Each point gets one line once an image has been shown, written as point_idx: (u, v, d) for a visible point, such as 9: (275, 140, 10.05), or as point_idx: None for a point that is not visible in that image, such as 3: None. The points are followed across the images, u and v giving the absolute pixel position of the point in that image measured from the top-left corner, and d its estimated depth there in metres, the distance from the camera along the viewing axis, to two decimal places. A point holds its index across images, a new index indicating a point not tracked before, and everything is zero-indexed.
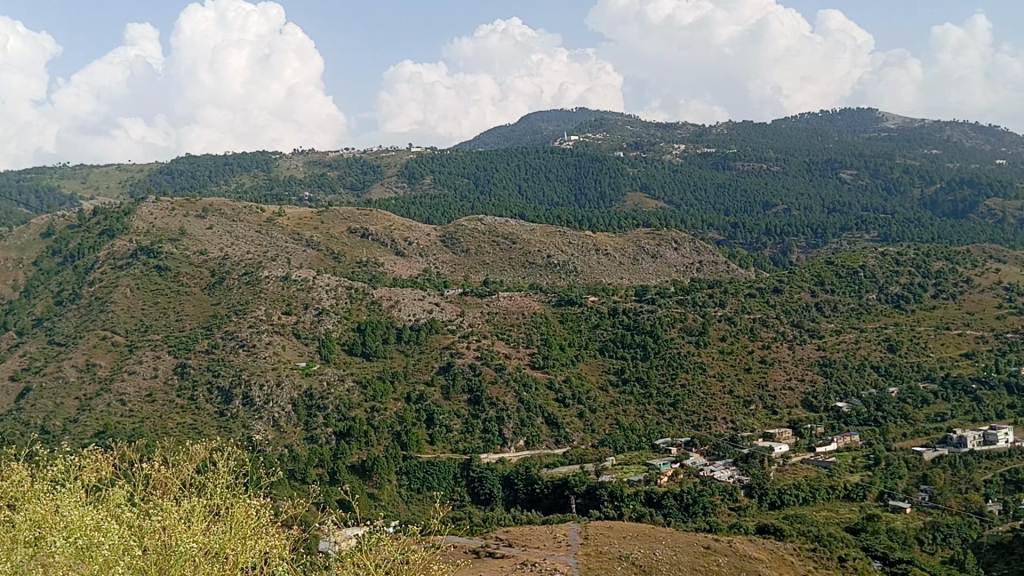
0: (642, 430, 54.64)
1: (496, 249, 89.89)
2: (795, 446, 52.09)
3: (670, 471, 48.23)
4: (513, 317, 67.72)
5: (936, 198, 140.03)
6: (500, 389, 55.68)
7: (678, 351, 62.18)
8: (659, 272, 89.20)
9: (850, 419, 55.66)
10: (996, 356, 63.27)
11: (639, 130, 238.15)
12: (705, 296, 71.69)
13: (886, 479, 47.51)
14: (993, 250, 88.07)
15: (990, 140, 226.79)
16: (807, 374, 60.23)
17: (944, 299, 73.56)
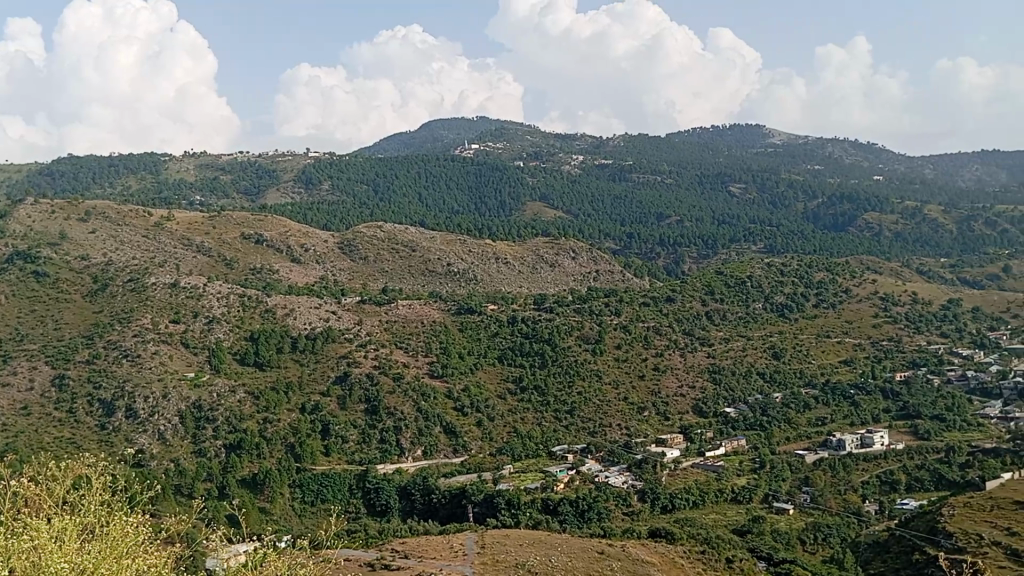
0: (539, 437, 50.55)
1: (397, 257, 83.97)
2: (686, 450, 49.43)
3: (565, 479, 44.75)
4: (412, 326, 60.41)
5: (818, 212, 143.96)
6: (398, 398, 50.55)
7: (575, 358, 57.67)
8: (557, 281, 86.33)
9: (737, 423, 53.26)
10: (874, 363, 63.23)
11: (539, 141, 238.03)
12: (600, 303, 67.80)
13: (770, 482, 45.31)
14: (871, 262, 90.58)
15: (868, 157, 237.40)
16: (697, 381, 57.75)
17: (825, 308, 73.95)
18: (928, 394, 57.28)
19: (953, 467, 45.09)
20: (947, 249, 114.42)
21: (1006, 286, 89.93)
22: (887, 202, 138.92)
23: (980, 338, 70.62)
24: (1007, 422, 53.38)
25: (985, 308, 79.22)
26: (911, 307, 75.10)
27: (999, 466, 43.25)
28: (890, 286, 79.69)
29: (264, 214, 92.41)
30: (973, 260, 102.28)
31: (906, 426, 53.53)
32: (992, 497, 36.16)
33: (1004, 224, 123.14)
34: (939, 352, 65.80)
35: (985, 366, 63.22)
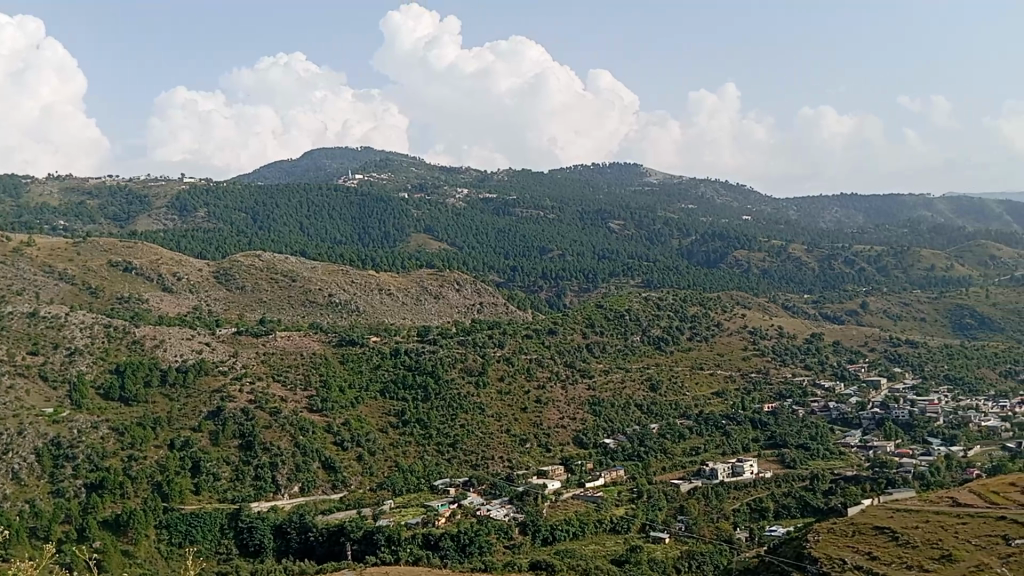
0: (421, 471, 49.10)
1: (275, 287, 80.92)
2: (567, 482, 49.09)
3: (447, 512, 43.65)
4: (290, 357, 58.41)
5: (693, 249, 149.61)
6: (275, 433, 48.39)
7: (458, 391, 56.88)
8: (442, 313, 85.55)
9: (615, 454, 53.84)
10: (742, 395, 65.52)
11: (425, 173, 237.92)
12: (484, 336, 67.77)
13: (648, 511, 45.07)
14: (741, 297, 94.73)
15: (738, 198, 249.83)
16: (578, 414, 58.31)
17: (698, 341, 76.39)
18: (793, 424, 59.90)
19: (817, 495, 45.93)
20: (809, 286, 120.72)
21: (863, 320, 95.24)
22: (755, 240, 145.41)
23: (840, 371, 74.25)
24: (867, 451, 55.62)
25: (844, 342, 83.46)
26: (777, 342, 79.02)
27: (859, 492, 44.06)
28: (757, 320, 83.69)
29: (135, 241, 87.87)
30: (832, 296, 108.18)
31: (773, 455, 55.54)
32: (854, 522, 32.14)
33: (861, 263, 133.63)
34: (802, 385, 68.99)
35: (843, 398, 66.90)
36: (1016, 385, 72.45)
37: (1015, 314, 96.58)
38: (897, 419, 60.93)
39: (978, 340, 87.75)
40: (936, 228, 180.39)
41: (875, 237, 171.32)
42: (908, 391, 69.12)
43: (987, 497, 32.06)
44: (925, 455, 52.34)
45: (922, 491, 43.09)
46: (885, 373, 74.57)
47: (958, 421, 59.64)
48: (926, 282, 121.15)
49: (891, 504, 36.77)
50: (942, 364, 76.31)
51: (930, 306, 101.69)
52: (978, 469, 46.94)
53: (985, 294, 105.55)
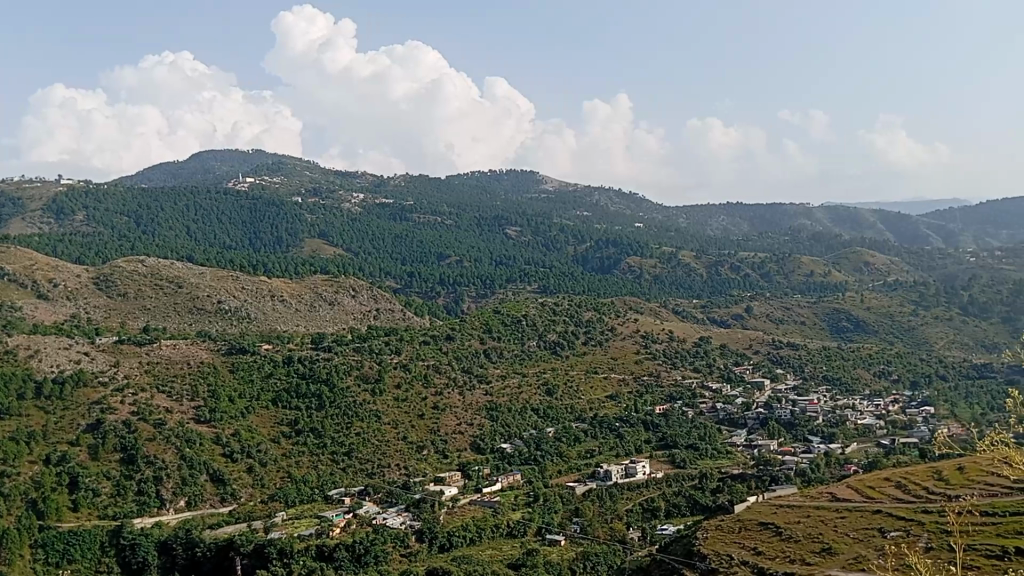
0: (314, 482, 48.00)
1: (160, 294, 77.56)
2: (463, 488, 48.94)
3: (341, 522, 42.83)
4: (176, 367, 56.04)
5: (588, 255, 152.21)
6: (159, 445, 46.26)
7: (353, 399, 55.90)
8: (336, 320, 83.90)
9: (512, 459, 54.04)
10: (635, 397, 66.99)
11: (319, 177, 233.34)
12: (380, 342, 66.89)
13: (544, 514, 45.45)
14: (634, 302, 96.97)
15: (631, 206, 256.16)
16: (475, 419, 58.32)
17: (593, 346, 77.64)
18: (683, 425, 61.69)
19: (705, 492, 47.24)
20: (698, 291, 124.69)
21: (748, 324, 99.09)
22: (647, 246, 149.15)
23: (727, 373, 76.92)
24: (752, 449, 57.81)
25: (731, 345, 86.56)
26: (668, 346, 81.30)
27: (745, 489, 45.63)
28: (649, 325, 85.91)
29: (4, 245, 82.49)
30: (719, 301, 112.10)
31: (665, 455, 56.98)
32: (740, 519, 33.39)
33: (746, 269, 139.05)
34: (691, 387, 71.15)
35: (730, 399, 69.33)
36: (887, 385, 76.84)
37: (886, 318, 102.51)
38: (779, 418, 63.65)
39: (853, 343, 92.62)
40: (815, 236, 189.59)
41: (758, 245, 178.64)
42: (790, 391, 72.26)
43: (863, 492, 33.86)
44: (806, 452, 54.83)
45: (803, 487, 45.11)
46: (769, 374, 77.70)
47: (836, 420, 62.71)
48: (806, 287, 127.13)
49: (774, 500, 38.37)
50: (821, 365, 80.14)
51: (810, 310, 106.71)
52: (855, 465, 49.51)
53: (860, 299, 111.64)
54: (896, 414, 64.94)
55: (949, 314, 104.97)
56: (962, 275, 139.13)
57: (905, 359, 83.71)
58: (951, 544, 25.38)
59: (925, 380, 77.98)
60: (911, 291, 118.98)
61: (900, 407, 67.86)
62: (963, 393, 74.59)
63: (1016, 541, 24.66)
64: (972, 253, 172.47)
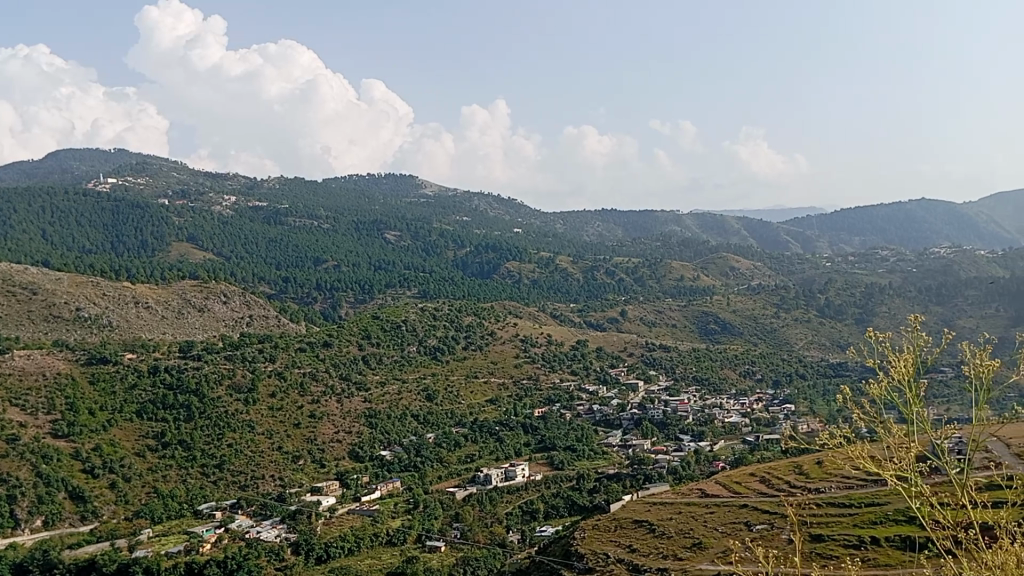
0: (183, 497, 45.85)
1: (11, 300, 72.26)
2: (342, 497, 48.02)
3: (212, 538, 41.15)
4: (30, 379, 52.31)
5: (467, 260, 152.52)
6: (12, 462, 42.95)
7: (225, 410, 53.85)
8: (207, 327, 80.57)
9: (392, 466, 53.43)
10: (514, 401, 67.54)
11: (188, 178, 223.73)
12: (253, 350, 64.69)
13: (424, 520, 45.14)
14: (513, 307, 97.93)
15: (510, 211, 258.83)
16: (354, 427, 57.33)
17: (472, 350, 77.88)
18: (561, 427, 62.70)
19: (583, 493, 48.05)
20: (575, 295, 127.24)
21: (623, 327, 101.87)
22: (525, 251, 150.95)
23: (603, 376, 78.69)
24: (627, 449, 59.35)
25: (606, 348, 88.79)
26: (546, 349, 82.58)
27: (620, 488, 46.70)
28: (528, 329, 86.97)
29: None
30: (595, 305, 114.70)
31: (543, 458, 57.71)
32: (616, 517, 34.28)
33: (620, 273, 143.08)
34: (569, 390, 72.45)
35: (606, 401, 70.99)
36: (752, 384, 80.64)
37: (750, 320, 107.68)
38: (653, 418, 65.72)
39: (721, 344, 96.78)
40: (684, 242, 196.91)
41: (632, 250, 184.01)
42: (662, 392, 74.80)
43: (732, 487, 35.42)
44: (678, 451, 56.76)
45: (675, 485, 46.68)
46: (643, 375, 80.01)
47: (705, 419, 65.21)
48: (677, 291, 131.90)
49: (649, 499, 39.53)
50: (691, 366, 83.34)
51: (680, 313, 110.94)
52: (723, 462, 51.73)
53: (726, 303, 116.89)
54: (760, 412, 68.17)
55: (807, 316, 111.32)
56: (818, 279, 147.77)
57: (768, 359, 88.13)
58: (810, 535, 26.85)
59: (786, 378, 82.27)
60: (773, 294, 125.38)
61: (764, 406, 71.35)
62: (820, 390, 79.21)
63: (870, 530, 26.34)
64: (827, 258, 183.37)
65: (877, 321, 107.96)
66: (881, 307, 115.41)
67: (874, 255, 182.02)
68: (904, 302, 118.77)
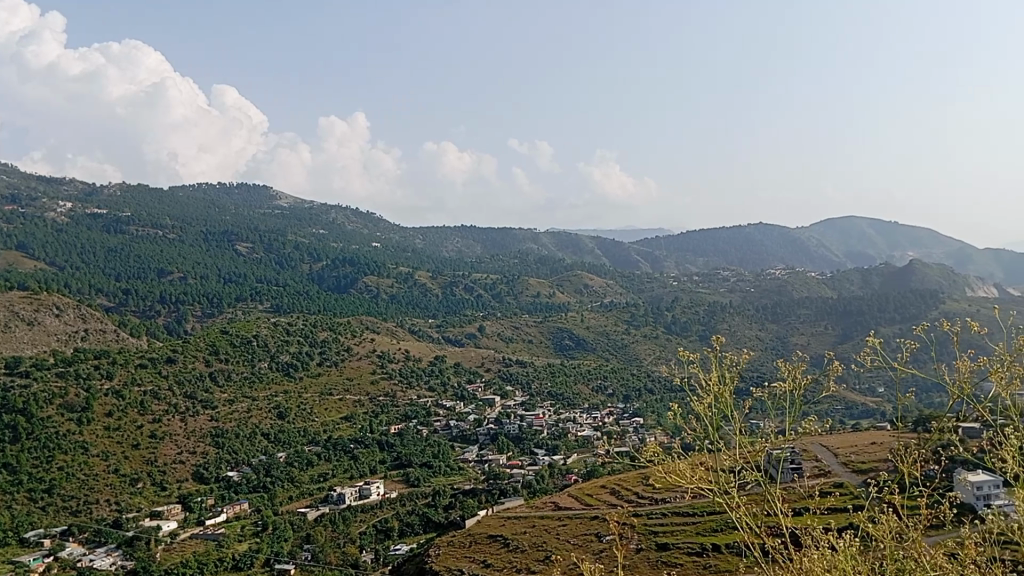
0: (6, 524, 41.88)
1: None
2: (184, 521, 45.58)
3: (40, 568, 37.99)
4: None
5: (322, 273, 149.01)
6: None
7: (55, 430, 49.91)
8: (38, 342, 73.20)
9: (239, 487, 51.21)
10: (370, 418, 66.38)
11: (17, 181, 207.10)
12: (89, 366, 60.40)
13: (273, 543, 43.40)
14: (369, 322, 96.53)
15: (369, 224, 255.65)
16: (199, 447, 54.72)
17: (327, 366, 76.07)
18: (417, 444, 62.26)
19: (438, 510, 47.56)
20: (433, 310, 126.92)
21: (480, 343, 102.38)
22: (383, 266, 149.27)
23: (460, 392, 78.67)
24: (483, 464, 59.53)
25: (464, 364, 89.06)
26: (404, 365, 81.98)
27: (475, 504, 46.62)
28: (385, 345, 86.00)
29: None
30: (453, 320, 114.67)
31: (399, 475, 57.05)
32: (471, 533, 34.35)
33: (478, 289, 144.03)
34: (425, 405, 72.09)
35: (463, 416, 71.12)
36: (604, 398, 82.92)
37: (602, 336, 110.92)
38: (508, 433, 66.39)
39: (575, 360, 99.15)
40: (541, 260, 200.90)
41: (491, 267, 185.81)
42: (518, 407, 75.72)
43: (583, 499, 36.32)
44: (532, 465, 57.54)
45: (529, 499, 47.23)
46: (499, 391, 80.56)
47: (559, 433, 66.38)
48: (533, 307, 134.13)
49: (502, 514, 39.89)
50: (546, 382, 84.82)
51: (536, 329, 112.91)
52: (575, 475, 52.88)
53: (581, 319, 119.99)
54: (611, 425, 70.13)
55: (656, 333, 115.97)
56: (666, 297, 154.45)
57: (619, 374, 91.01)
58: (656, 545, 27.82)
59: (635, 393, 85.10)
60: (625, 310, 129.92)
61: (615, 419, 73.57)
62: (667, 403, 82.55)
63: (711, 537, 27.59)
64: (674, 277, 191.86)
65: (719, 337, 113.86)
66: (724, 324, 121.78)
67: (716, 275, 192.02)
68: (744, 319, 125.92)
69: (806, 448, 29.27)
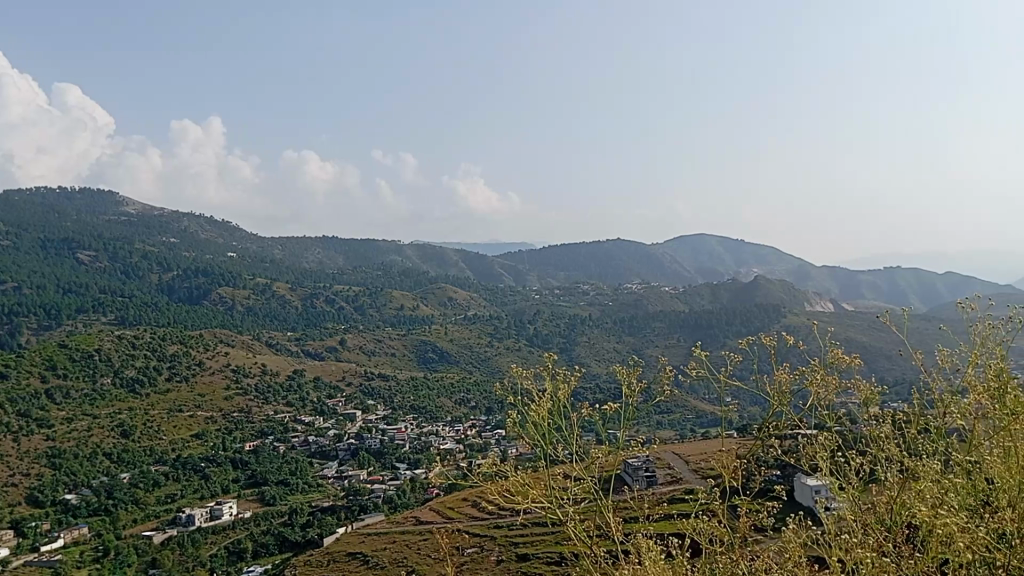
0: None
1: None
2: (16, 548, 42.08)
3: None
4: None
5: (173, 284, 141.77)
6: None
7: None
8: None
9: (78, 510, 47.68)
10: (223, 435, 63.51)
11: None
12: None
13: (115, 569, 40.64)
14: (223, 335, 92.58)
15: (224, 233, 245.90)
16: (33, 469, 50.81)
17: (177, 381, 72.34)
18: (273, 461, 60.10)
19: (295, 528, 45.80)
20: (292, 323, 123.25)
21: (341, 356, 100.20)
22: (239, 277, 143.65)
23: (319, 407, 76.59)
24: (342, 480, 58.04)
25: (323, 378, 87.01)
26: (260, 380, 79.24)
27: (334, 522, 45.35)
28: (241, 359, 82.81)
29: None
30: (313, 334, 111.72)
31: (253, 494, 54.87)
32: (330, 552, 33.55)
33: (339, 302, 141.36)
34: (283, 421, 69.89)
35: (322, 433, 69.31)
36: (467, 411, 82.84)
37: (465, 350, 111.09)
38: (369, 448, 65.22)
39: (438, 372, 98.74)
40: (404, 272, 199.41)
41: (353, 279, 182.64)
42: (380, 421, 74.51)
43: (444, 513, 36.07)
44: (393, 480, 56.64)
45: (390, 515, 46.56)
46: (360, 406, 78.93)
47: (421, 446, 65.59)
48: (395, 320, 132.83)
49: (362, 531, 39.09)
50: (408, 396, 83.95)
51: (399, 343, 111.81)
52: (437, 489, 52.50)
53: (444, 332, 119.73)
54: (473, 437, 70.02)
55: (518, 346, 117.30)
56: (528, 311, 156.82)
57: (481, 387, 91.36)
58: (516, 556, 28.05)
59: (498, 405, 85.52)
60: (487, 324, 130.71)
61: (477, 431, 73.53)
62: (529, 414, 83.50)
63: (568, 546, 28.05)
64: (536, 292, 195.11)
65: (578, 350, 116.26)
66: (583, 337, 124.74)
67: (576, 289, 196.59)
68: (603, 332, 129.62)
69: (660, 457, 30.30)
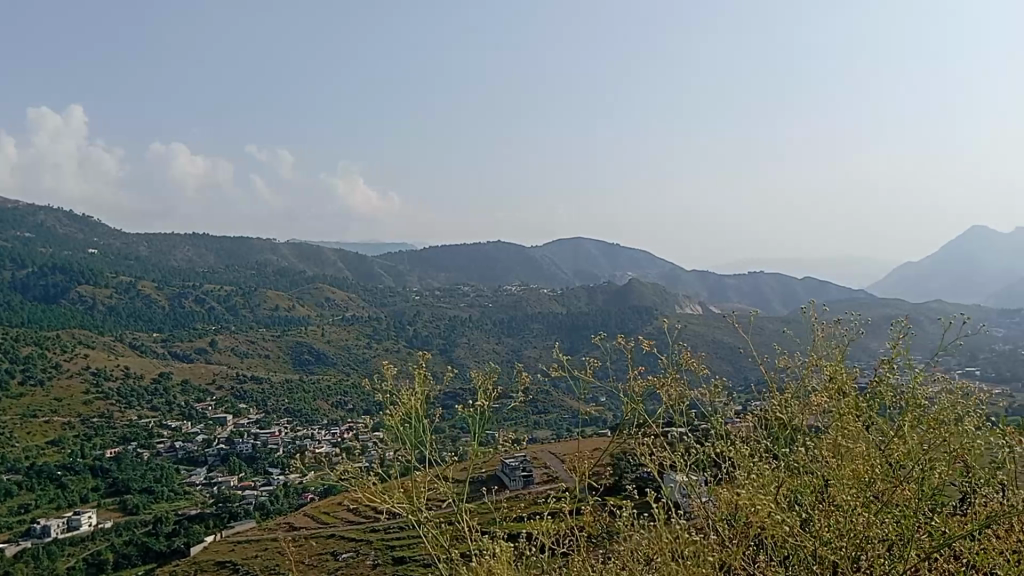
0: None
1: None
2: None
3: None
4: None
5: (26, 281, 132.65)
6: None
7: None
8: None
9: None
10: (81, 441, 59.86)
11: None
12: None
13: None
14: (84, 336, 87.50)
15: (84, 228, 232.25)
16: None
17: (31, 385, 67.75)
18: (136, 468, 57.28)
19: (160, 537, 43.66)
20: (159, 324, 117.69)
21: (211, 358, 96.43)
22: (101, 275, 136.02)
23: (187, 412, 73.47)
24: (211, 487, 55.83)
25: (192, 381, 83.66)
26: (123, 383, 75.36)
27: (202, 530, 43.61)
28: (102, 362, 78.49)
29: None
30: (181, 335, 107.13)
31: (114, 504, 52.10)
32: (196, 561, 32.42)
33: (210, 302, 136.17)
34: (147, 427, 66.70)
35: (189, 438, 66.58)
36: (344, 414, 81.36)
37: (343, 351, 109.20)
38: (241, 453, 63.16)
39: (314, 375, 96.48)
40: (279, 271, 194.04)
41: (225, 278, 176.22)
42: (252, 425, 72.11)
43: (318, 518, 35.50)
44: (265, 485, 55.00)
45: (262, 521, 45.30)
46: (231, 409, 76.13)
47: (295, 450, 63.22)
48: (270, 320, 129.11)
49: (232, 538, 37.83)
50: (283, 399, 81.68)
51: (273, 344, 108.77)
52: (311, 494, 51.43)
53: (321, 333, 117.28)
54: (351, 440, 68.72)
55: (397, 347, 116.26)
56: (408, 312, 155.80)
57: (359, 389, 90.06)
58: (393, 558, 27.82)
59: (375, 407, 84.48)
60: (366, 325, 128.90)
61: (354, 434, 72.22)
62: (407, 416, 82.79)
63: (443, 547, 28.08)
64: (416, 292, 193.88)
65: (458, 351, 116.31)
66: (463, 339, 125.09)
67: (456, 290, 196.60)
68: (482, 333, 130.30)
69: (537, 457, 30.78)
